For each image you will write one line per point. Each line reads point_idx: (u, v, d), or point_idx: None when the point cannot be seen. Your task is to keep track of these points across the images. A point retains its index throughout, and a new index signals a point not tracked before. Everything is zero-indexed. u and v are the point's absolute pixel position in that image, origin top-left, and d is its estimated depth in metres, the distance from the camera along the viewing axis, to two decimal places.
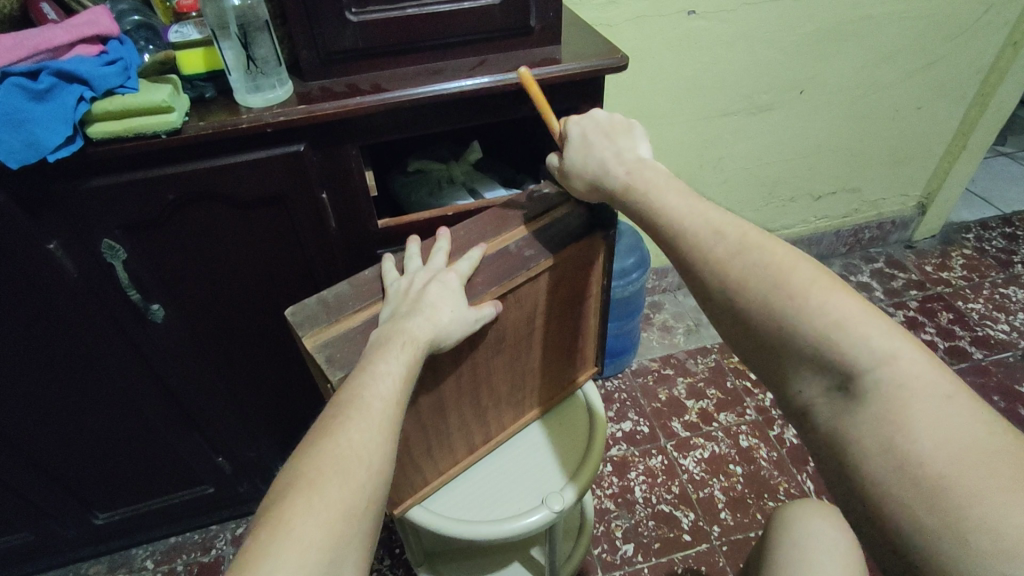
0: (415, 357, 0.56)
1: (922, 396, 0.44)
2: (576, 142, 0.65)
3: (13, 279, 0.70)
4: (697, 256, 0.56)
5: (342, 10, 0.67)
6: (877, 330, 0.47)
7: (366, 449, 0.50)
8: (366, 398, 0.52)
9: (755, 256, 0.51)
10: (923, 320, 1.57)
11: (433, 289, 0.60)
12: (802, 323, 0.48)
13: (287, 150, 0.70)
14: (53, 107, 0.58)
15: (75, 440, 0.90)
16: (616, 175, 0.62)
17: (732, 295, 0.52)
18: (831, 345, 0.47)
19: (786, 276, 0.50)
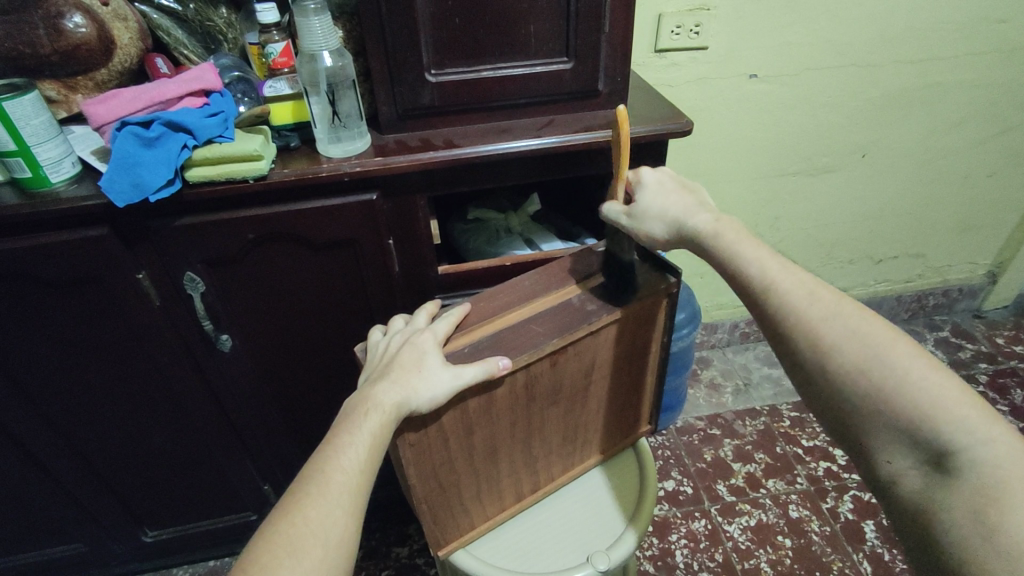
0: (382, 424, 0.56)
1: (1016, 478, 0.44)
2: (650, 188, 0.63)
3: (103, 303, 0.76)
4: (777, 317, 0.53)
5: (423, 71, 0.72)
6: (968, 402, 0.47)
7: (325, 524, 0.50)
8: (327, 471, 0.53)
9: (847, 326, 0.50)
10: (994, 396, 1.48)
11: (406, 351, 0.61)
12: (901, 397, 0.47)
13: (361, 198, 0.74)
14: (158, 154, 0.65)
15: (136, 458, 0.94)
16: (700, 219, 0.60)
17: (826, 363, 0.50)
18: (930, 422, 0.47)
19: (883, 347, 0.49)
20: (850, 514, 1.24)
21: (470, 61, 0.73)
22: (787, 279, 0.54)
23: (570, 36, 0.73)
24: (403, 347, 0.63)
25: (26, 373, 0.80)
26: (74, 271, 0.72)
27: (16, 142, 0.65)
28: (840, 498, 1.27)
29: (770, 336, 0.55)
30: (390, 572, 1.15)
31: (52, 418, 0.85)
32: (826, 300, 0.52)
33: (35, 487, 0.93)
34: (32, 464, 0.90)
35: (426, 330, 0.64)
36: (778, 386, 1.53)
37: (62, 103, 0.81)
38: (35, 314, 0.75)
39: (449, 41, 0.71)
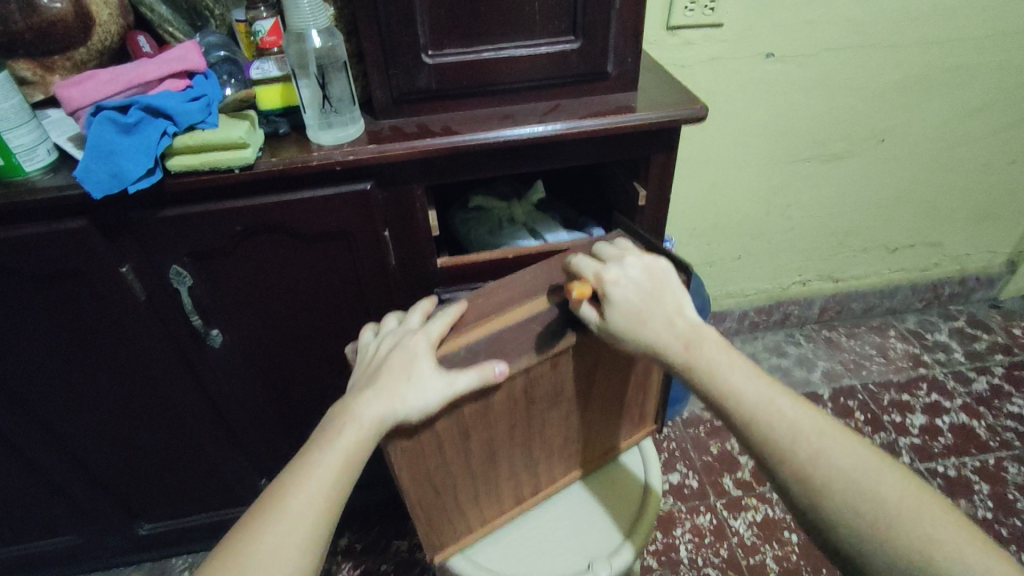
0: (358, 442, 0.52)
1: None
2: (620, 310, 0.58)
3: (85, 297, 0.72)
4: (771, 450, 0.53)
5: (419, 52, 0.67)
6: (969, 541, 0.45)
7: (284, 551, 0.48)
8: (294, 490, 0.50)
9: (828, 460, 0.50)
10: (1009, 389, 1.45)
11: (396, 354, 0.57)
12: (892, 537, 0.46)
13: (354, 188, 0.69)
14: (135, 141, 0.61)
15: (126, 453, 0.91)
16: (675, 351, 0.58)
17: (811, 502, 0.50)
18: (930, 563, 0.45)
19: (869, 484, 0.49)
20: None
21: (471, 41, 0.68)
22: (766, 410, 0.54)
23: (577, 14, 0.68)
24: (393, 350, 0.59)
25: (11, 369, 0.77)
26: (54, 265, 0.69)
27: None
28: None
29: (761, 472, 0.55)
30: (390, 565, 1.14)
31: (39, 413, 0.83)
32: (806, 432, 0.52)
33: (28, 482, 0.91)
34: (23, 459, 0.88)
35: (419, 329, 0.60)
36: (788, 378, 1.50)
37: (38, 85, 0.76)
38: (15, 308, 0.72)
39: (447, 20, 0.66)
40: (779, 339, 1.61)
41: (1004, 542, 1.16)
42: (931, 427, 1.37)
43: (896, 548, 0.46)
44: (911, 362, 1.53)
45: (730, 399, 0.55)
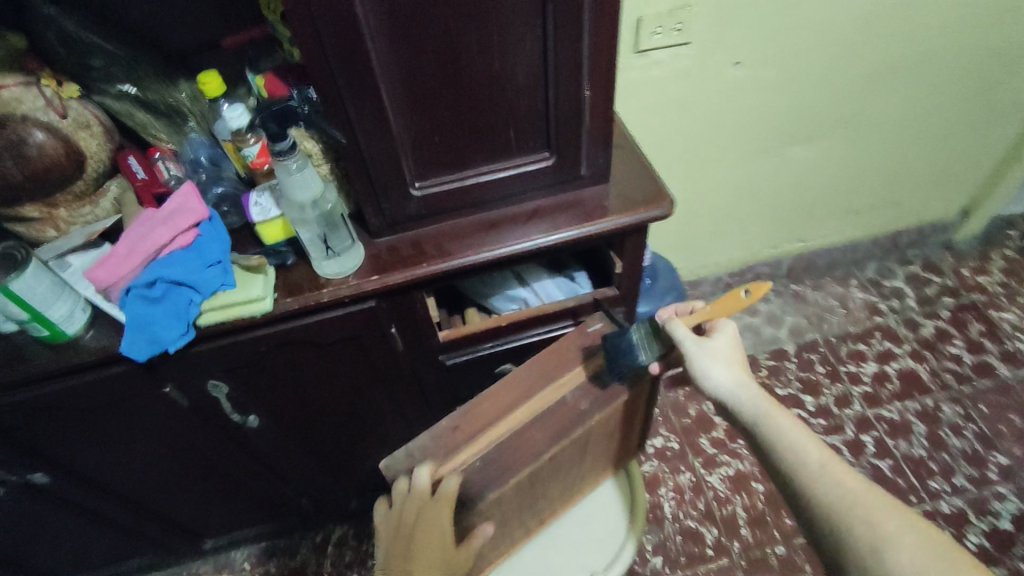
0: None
1: None
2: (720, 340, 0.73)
3: (136, 410, 0.82)
4: (806, 477, 0.62)
5: (407, 187, 0.72)
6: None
7: None
8: None
9: (857, 494, 0.58)
10: (952, 332, 1.63)
11: (424, 532, 0.68)
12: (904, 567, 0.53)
13: (362, 307, 0.78)
14: (167, 308, 0.68)
15: (188, 497, 1.06)
16: (751, 388, 0.70)
17: (839, 525, 0.58)
18: None
19: (892, 523, 0.56)
20: None
21: (454, 170, 0.73)
22: (810, 448, 0.63)
23: (550, 137, 0.72)
24: (419, 521, 0.68)
25: (83, 465, 0.89)
26: (107, 396, 0.78)
27: (26, 311, 0.67)
28: None
29: (799, 502, 0.63)
30: None
31: (111, 486, 0.96)
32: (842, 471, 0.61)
33: (113, 526, 1.08)
34: (107, 516, 1.03)
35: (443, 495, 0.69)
36: (757, 336, 1.67)
37: (46, 221, 0.80)
38: (78, 426, 0.82)
39: (430, 159, 0.70)
40: None
41: (932, 475, 1.40)
42: (881, 374, 1.57)
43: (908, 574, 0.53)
44: (869, 311, 1.69)
45: (779, 430, 0.66)
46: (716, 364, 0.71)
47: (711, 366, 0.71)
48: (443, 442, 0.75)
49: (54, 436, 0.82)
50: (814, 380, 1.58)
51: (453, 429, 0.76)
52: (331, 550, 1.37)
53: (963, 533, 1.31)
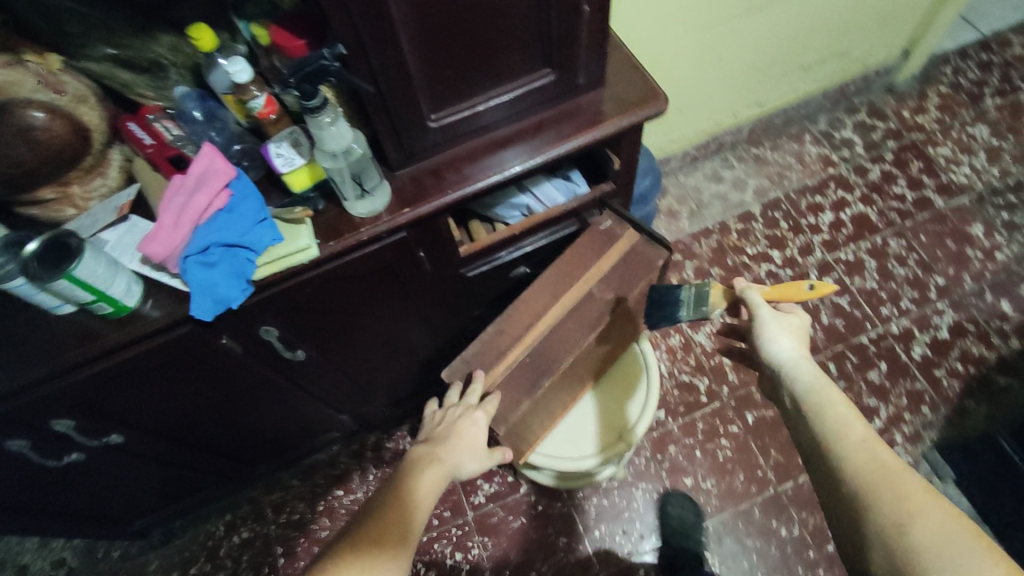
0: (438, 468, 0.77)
1: None
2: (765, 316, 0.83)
3: (198, 364, 0.89)
4: (828, 437, 0.68)
5: (424, 121, 0.75)
6: (974, 546, 0.55)
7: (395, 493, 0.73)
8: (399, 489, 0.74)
9: (868, 455, 0.64)
10: (896, 173, 1.78)
11: (464, 425, 0.81)
12: (906, 526, 0.58)
13: (395, 238, 0.83)
14: (225, 269, 0.73)
15: (246, 428, 1.17)
16: (792, 356, 0.78)
17: (853, 481, 0.64)
18: (931, 552, 0.56)
19: (900, 483, 0.61)
20: None
21: (464, 97, 0.76)
22: (833, 411, 0.70)
23: (551, 53, 0.76)
24: (459, 416, 0.82)
25: (154, 419, 0.97)
26: (173, 355, 0.84)
27: (92, 292, 0.70)
28: None
29: (818, 460, 0.69)
30: None
31: (179, 432, 1.05)
32: (858, 432, 0.67)
33: (181, 466, 1.18)
34: (177, 458, 1.13)
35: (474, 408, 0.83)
36: (725, 203, 1.79)
37: (62, 201, 0.79)
38: (149, 387, 0.89)
39: (444, 90, 0.73)
40: (715, 166, 1.85)
41: (883, 303, 1.61)
42: (837, 221, 1.73)
43: (904, 528, 0.58)
44: (823, 164, 1.82)
45: (810, 395, 0.73)
46: (776, 337, 0.81)
47: (774, 337, 0.81)
48: (491, 344, 0.86)
49: (130, 400, 0.89)
50: (779, 235, 1.73)
51: (499, 332, 0.87)
52: (371, 455, 1.53)
53: (909, 347, 1.56)
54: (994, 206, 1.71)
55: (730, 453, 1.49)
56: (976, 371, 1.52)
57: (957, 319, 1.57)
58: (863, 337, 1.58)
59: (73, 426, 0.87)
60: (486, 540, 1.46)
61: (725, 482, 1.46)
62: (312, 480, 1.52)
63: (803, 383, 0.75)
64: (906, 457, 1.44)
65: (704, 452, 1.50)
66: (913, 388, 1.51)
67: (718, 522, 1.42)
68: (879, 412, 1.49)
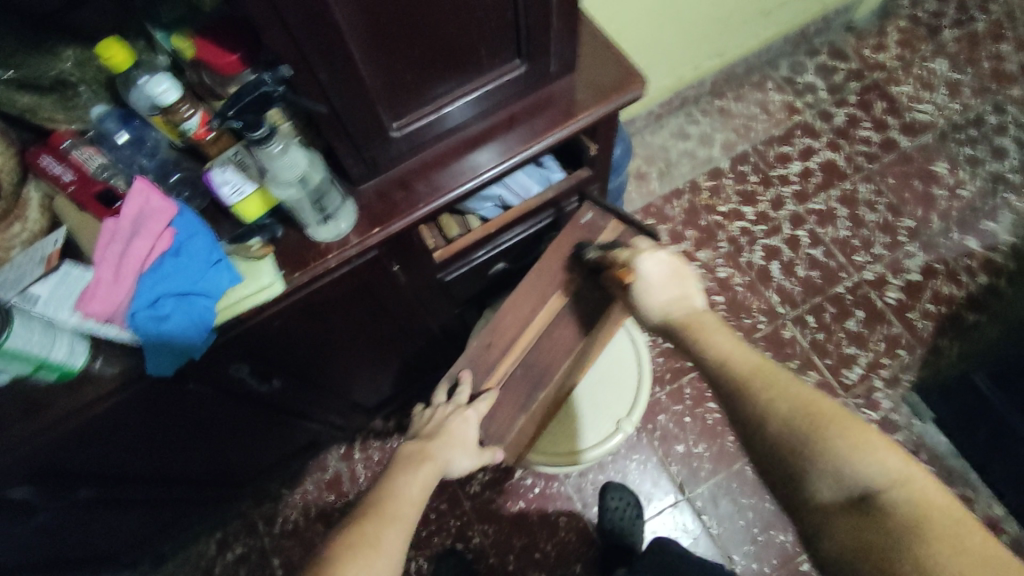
0: (431, 471, 0.73)
1: (870, 450, 0.53)
2: (644, 282, 0.73)
3: (166, 411, 0.82)
4: (699, 349, 0.67)
5: (387, 132, 0.68)
6: (829, 402, 0.58)
7: (393, 496, 0.69)
8: (393, 498, 0.69)
9: (735, 350, 0.65)
10: (861, 116, 1.76)
11: (454, 423, 0.77)
12: (772, 400, 0.59)
13: (366, 258, 0.77)
14: (180, 319, 0.64)
15: (223, 456, 1.10)
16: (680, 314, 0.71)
17: (724, 373, 0.64)
18: (797, 416, 0.57)
19: (760, 369, 0.62)
20: (760, 260, 1.62)
21: (428, 101, 0.68)
22: (709, 325, 0.69)
23: (519, 44, 0.68)
24: (451, 414, 0.78)
25: (122, 470, 0.90)
26: (135, 409, 0.76)
27: (31, 363, 0.62)
28: (753, 249, 1.64)
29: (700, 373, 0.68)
30: None
31: (152, 475, 0.98)
32: (726, 338, 0.67)
33: (161, 502, 1.11)
34: (155, 497, 1.06)
35: (465, 407, 0.78)
36: (694, 160, 1.75)
37: None
38: (113, 443, 0.81)
39: (404, 96, 0.65)
40: (681, 123, 1.80)
41: (856, 250, 1.62)
42: (806, 170, 1.71)
43: (769, 399, 0.59)
44: (788, 112, 1.78)
45: (690, 328, 0.70)
46: (650, 295, 0.73)
47: (650, 301, 0.73)
48: (480, 358, 0.81)
49: (93, 458, 0.82)
50: (750, 190, 1.70)
51: (486, 345, 0.82)
52: (358, 457, 1.48)
53: (884, 293, 1.57)
54: (957, 142, 1.71)
55: (720, 415, 1.49)
56: (947, 309, 1.54)
57: (928, 260, 1.59)
58: (839, 287, 1.58)
59: (32, 493, 0.79)
60: (487, 528, 1.44)
61: (716, 445, 1.47)
62: (300, 490, 1.47)
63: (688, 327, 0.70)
64: (887, 402, 1.47)
65: (694, 417, 1.50)
66: (890, 333, 1.53)
67: (713, 485, 1.44)
68: (859, 360, 1.51)
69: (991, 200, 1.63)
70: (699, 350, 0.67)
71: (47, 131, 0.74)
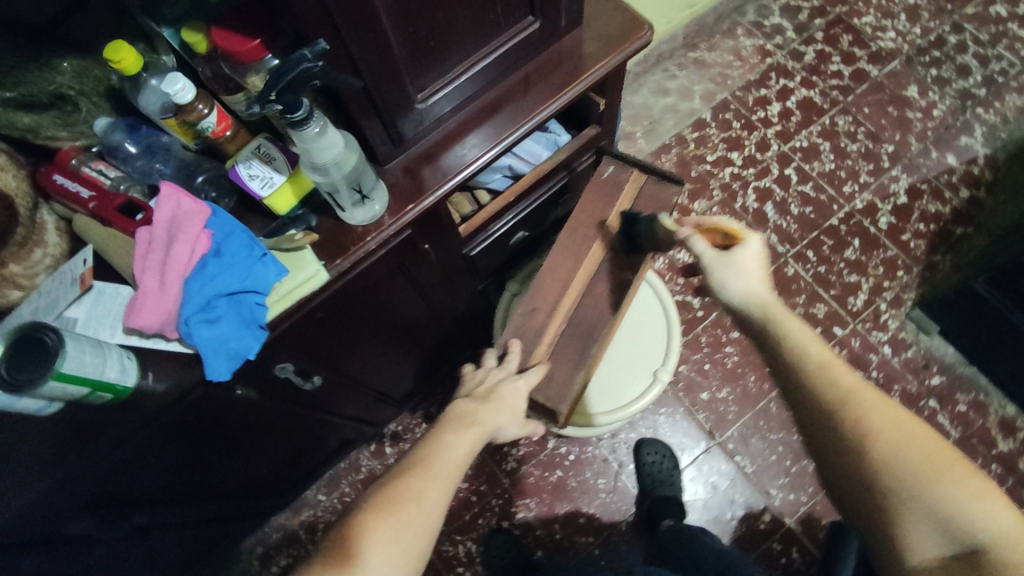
0: (481, 433, 0.72)
1: (977, 508, 0.55)
2: (748, 250, 0.74)
3: (215, 422, 0.80)
4: (791, 365, 0.66)
5: (412, 104, 0.67)
6: (939, 446, 0.58)
7: (440, 454, 0.69)
8: (437, 457, 0.69)
9: (831, 373, 0.64)
10: (830, 51, 1.80)
11: (505, 390, 0.75)
12: (879, 440, 0.59)
13: (400, 238, 0.76)
14: (231, 320, 0.64)
15: (263, 466, 1.09)
16: (767, 296, 0.70)
17: (823, 399, 0.63)
18: (908, 463, 0.57)
19: (865, 400, 0.61)
20: (754, 203, 1.65)
21: (449, 68, 0.68)
22: (796, 332, 0.67)
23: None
24: (501, 381, 0.77)
25: (174, 490, 0.88)
26: (188, 422, 0.75)
27: (86, 385, 0.60)
28: (746, 193, 1.67)
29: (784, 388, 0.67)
30: None
31: (200, 493, 0.96)
32: (816, 358, 0.65)
33: (208, 521, 1.09)
34: (203, 516, 1.04)
35: (516, 376, 0.77)
36: (676, 114, 1.77)
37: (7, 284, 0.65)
38: (166, 462, 0.79)
39: (425, 66, 0.65)
40: (658, 79, 1.81)
41: (844, 181, 1.66)
42: (786, 110, 1.74)
43: (877, 437, 0.59)
44: (760, 56, 1.81)
45: (784, 329, 0.67)
46: (733, 271, 0.72)
47: (738, 272, 0.72)
48: (526, 325, 0.82)
49: (147, 480, 0.80)
50: (735, 136, 1.73)
51: (530, 311, 0.83)
52: (390, 452, 1.46)
53: (876, 219, 1.61)
54: (923, 65, 1.76)
55: (738, 358, 1.53)
56: (937, 226, 1.59)
57: (913, 182, 1.64)
58: (833, 219, 1.62)
59: (91, 524, 0.76)
60: (529, 502, 1.45)
61: (739, 387, 1.50)
62: (336, 493, 1.45)
63: (780, 325, 0.68)
64: (893, 322, 1.52)
65: (713, 363, 1.53)
66: (888, 256, 1.57)
67: (742, 426, 1.47)
68: (862, 286, 1.56)
69: (962, 116, 1.69)
70: (806, 358, 0.65)
71: (54, 149, 0.71)
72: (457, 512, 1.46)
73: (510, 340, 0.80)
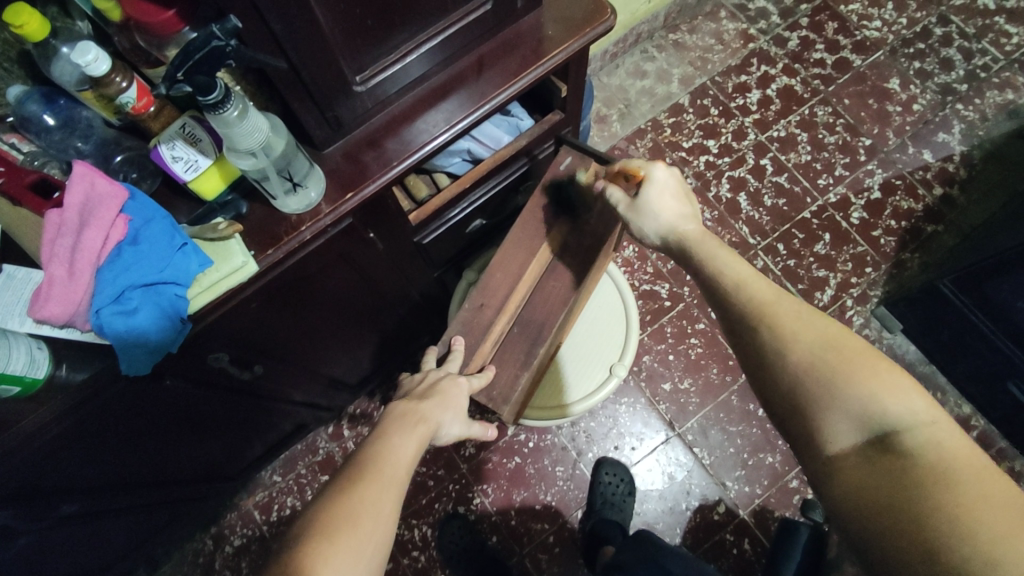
0: (427, 432, 0.67)
1: (892, 387, 0.51)
2: (654, 186, 0.71)
3: (146, 412, 0.77)
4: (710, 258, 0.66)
5: (350, 87, 0.63)
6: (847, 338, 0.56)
7: (393, 456, 0.63)
8: (388, 461, 0.62)
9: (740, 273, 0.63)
10: (813, 38, 1.76)
11: (448, 386, 0.72)
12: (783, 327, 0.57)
13: (341, 226, 0.73)
14: (149, 312, 0.60)
15: (208, 450, 1.06)
16: (686, 229, 0.70)
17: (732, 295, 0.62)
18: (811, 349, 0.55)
19: (772, 298, 0.60)
20: (728, 193, 1.63)
21: (390, 50, 0.63)
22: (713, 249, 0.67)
23: None
24: (443, 377, 0.74)
25: (105, 478, 0.85)
26: (112, 413, 0.72)
27: None
28: (720, 183, 1.64)
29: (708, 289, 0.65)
30: None
31: (137, 480, 0.93)
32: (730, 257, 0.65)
33: (149, 506, 1.06)
34: (144, 502, 1.01)
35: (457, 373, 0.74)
36: (653, 98, 1.72)
37: None
38: (92, 453, 0.76)
39: (363, 47, 0.60)
40: (636, 60, 1.76)
41: (819, 174, 1.63)
42: (765, 98, 1.71)
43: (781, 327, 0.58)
44: (742, 40, 1.76)
45: (703, 245, 0.68)
46: (651, 209, 0.71)
47: (647, 209, 0.71)
48: (474, 321, 0.80)
49: (73, 470, 0.77)
50: (712, 123, 1.69)
51: (479, 307, 0.79)
52: (347, 434, 1.45)
53: (848, 214, 1.60)
54: (907, 57, 1.72)
55: (702, 350, 1.52)
56: (908, 223, 1.58)
57: (887, 177, 1.62)
58: (805, 212, 1.60)
59: (8, 516, 0.74)
60: (485, 488, 1.45)
61: (701, 378, 1.50)
62: (292, 473, 1.43)
63: (700, 249, 0.67)
64: (857, 319, 1.52)
65: (677, 354, 1.52)
66: (857, 252, 1.57)
67: (702, 417, 1.47)
68: (829, 281, 1.55)
69: (941, 112, 1.66)
70: (721, 279, 0.64)
71: None
72: (414, 496, 1.46)
73: (452, 336, 0.77)
